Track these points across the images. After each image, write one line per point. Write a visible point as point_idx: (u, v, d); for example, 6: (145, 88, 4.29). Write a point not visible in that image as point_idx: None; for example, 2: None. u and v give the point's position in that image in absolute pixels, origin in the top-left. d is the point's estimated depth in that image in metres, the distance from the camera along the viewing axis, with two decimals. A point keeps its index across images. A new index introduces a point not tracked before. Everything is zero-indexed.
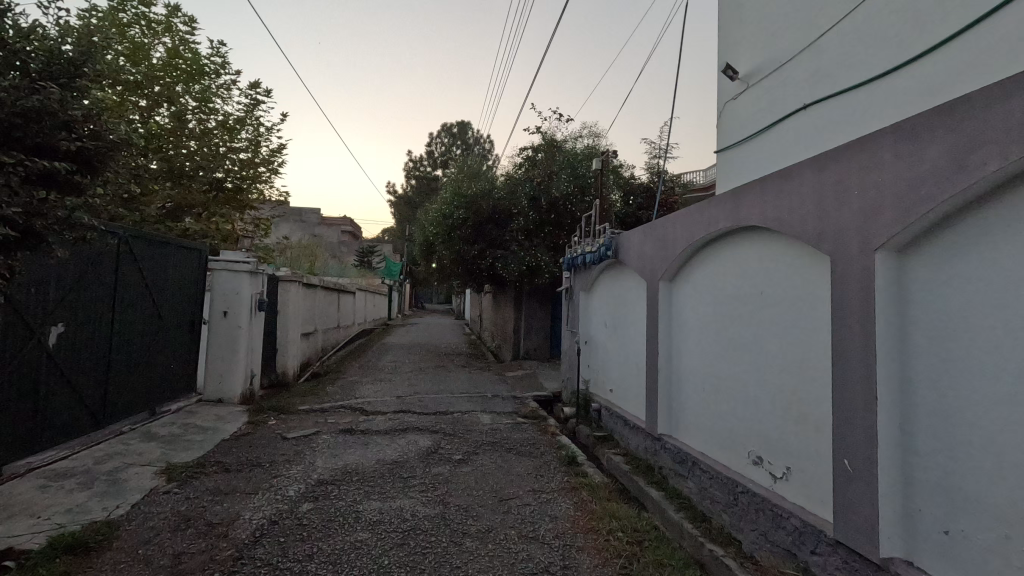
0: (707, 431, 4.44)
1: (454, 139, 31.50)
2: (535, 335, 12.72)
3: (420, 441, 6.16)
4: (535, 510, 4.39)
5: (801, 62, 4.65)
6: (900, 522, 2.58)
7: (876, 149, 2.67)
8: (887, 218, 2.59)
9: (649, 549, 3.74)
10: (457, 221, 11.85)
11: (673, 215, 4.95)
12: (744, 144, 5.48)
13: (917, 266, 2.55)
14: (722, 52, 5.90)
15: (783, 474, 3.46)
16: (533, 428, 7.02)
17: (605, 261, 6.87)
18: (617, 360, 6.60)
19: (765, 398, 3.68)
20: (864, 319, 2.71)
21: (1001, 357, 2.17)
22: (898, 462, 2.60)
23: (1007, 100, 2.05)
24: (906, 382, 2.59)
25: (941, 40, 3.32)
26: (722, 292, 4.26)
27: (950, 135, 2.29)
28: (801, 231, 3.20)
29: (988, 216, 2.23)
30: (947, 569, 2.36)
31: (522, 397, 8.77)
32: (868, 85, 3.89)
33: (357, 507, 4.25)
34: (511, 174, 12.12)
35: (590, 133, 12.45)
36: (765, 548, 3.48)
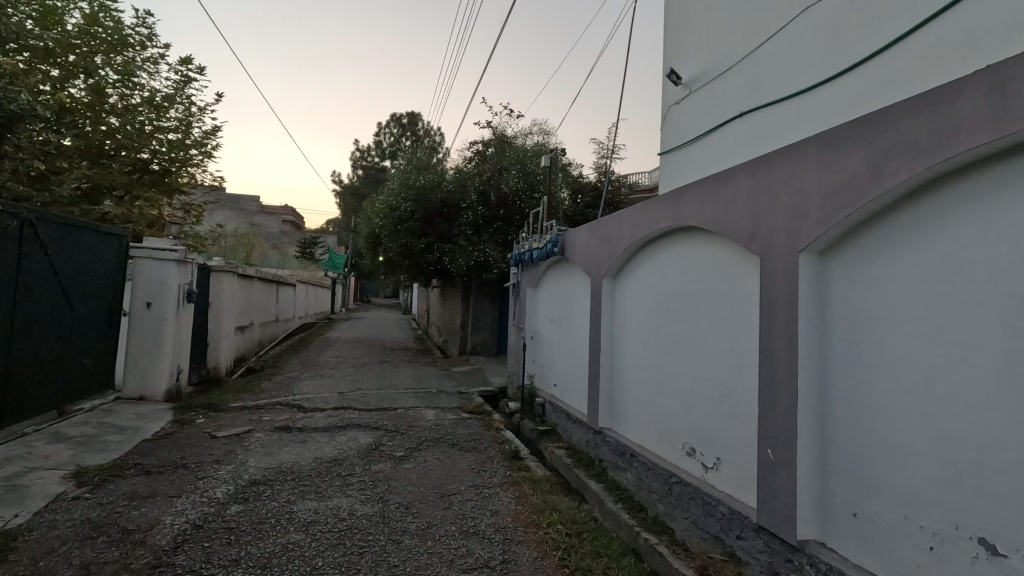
0: (645, 424, 4.58)
1: (404, 130, 30.73)
2: (482, 330, 12.73)
3: (361, 438, 6.00)
4: (477, 505, 4.38)
5: (740, 72, 4.85)
6: (816, 506, 2.77)
7: (803, 157, 2.84)
8: (811, 222, 2.75)
9: (588, 540, 3.82)
10: (404, 213, 11.63)
11: (618, 214, 5.08)
12: (686, 148, 5.66)
13: (836, 268, 2.73)
14: (667, 57, 6.08)
15: (714, 464, 3.63)
16: (477, 423, 7.01)
17: (551, 258, 6.94)
18: (562, 355, 6.69)
19: (700, 392, 3.83)
20: (789, 316, 2.87)
21: (905, 353, 2.36)
22: (816, 451, 2.78)
23: (916, 115, 2.24)
24: (824, 376, 2.78)
25: (868, 56, 3.54)
26: (662, 290, 4.40)
27: (866, 147, 2.47)
28: (734, 232, 3.35)
29: (898, 222, 2.42)
30: (855, 548, 2.56)
31: (467, 392, 8.75)
32: (801, 96, 4.10)
33: (291, 508, 4.08)
34: (461, 167, 12.01)
35: (540, 130, 12.54)
36: (696, 535, 3.65)
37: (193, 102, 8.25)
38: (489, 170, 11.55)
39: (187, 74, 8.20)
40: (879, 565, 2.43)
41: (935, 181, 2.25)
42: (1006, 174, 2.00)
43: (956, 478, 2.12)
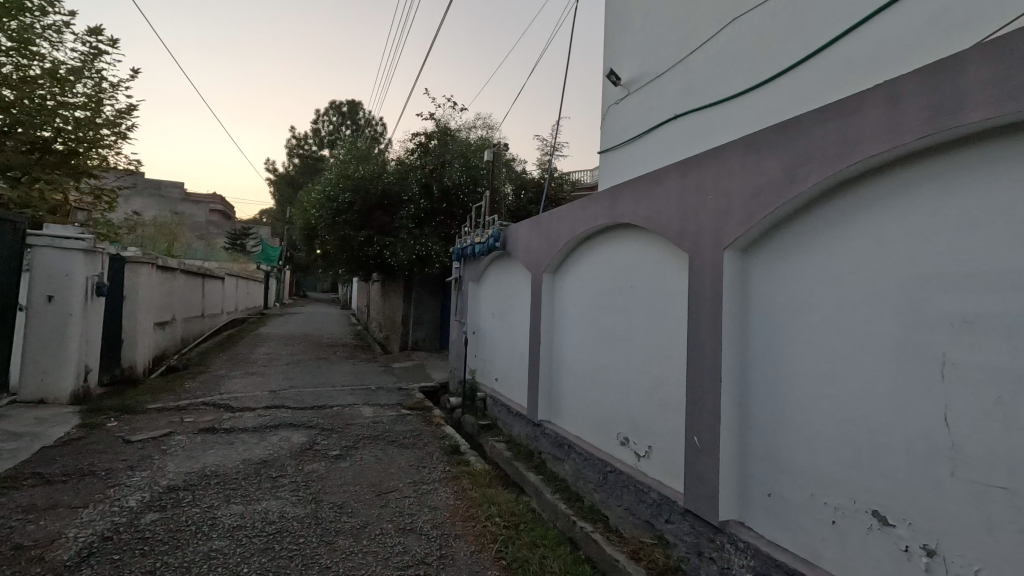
0: (582, 415, 4.69)
1: (345, 118, 29.42)
2: (424, 325, 12.57)
3: (294, 438, 5.76)
4: (414, 502, 4.33)
5: (675, 76, 5.04)
6: (736, 488, 2.95)
7: (727, 159, 3.00)
8: (734, 221, 2.91)
9: (525, 531, 3.87)
10: (342, 204, 11.23)
11: (558, 210, 5.15)
12: (625, 147, 5.81)
13: (756, 265, 2.90)
14: (607, 58, 6.21)
15: (645, 452, 3.78)
16: (417, 419, 6.92)
17: (492, 253, 6.95)
18: (503, 349, 6.73)
19: (634, 384, 3.96)
20: (713, 311, 3.03)
21: (814, 344, 2.55)
22: (737, 437, 2.96)
23: (825, 122, 2.41)
24: (745, 365, 2.95)
25: (791, 65, 3.76)
26: (599, 285, 4.51)
27: (783, 152, 2.64)
28: (666, 229, 3.49)
29: (811, 221, 2.59)
30: (769, 525, 2.75)
31: (408, 388, 8.62)
32: (731, 100, 4.31)
33: (214, 513, 3.85)
34: (403, 159, 11.76)
35: (484, 125, 12.49)
36: (628, 522, 3.79)
37: (104, 77, 7.54)
38: (431, 162, 11.39)
39: (97, 45, 7.47)
40: (790, 541, 2.63)
41: (843, 185, 2.43)
42: (902, 179, 2.18)
43: (855, 457, 2.32)
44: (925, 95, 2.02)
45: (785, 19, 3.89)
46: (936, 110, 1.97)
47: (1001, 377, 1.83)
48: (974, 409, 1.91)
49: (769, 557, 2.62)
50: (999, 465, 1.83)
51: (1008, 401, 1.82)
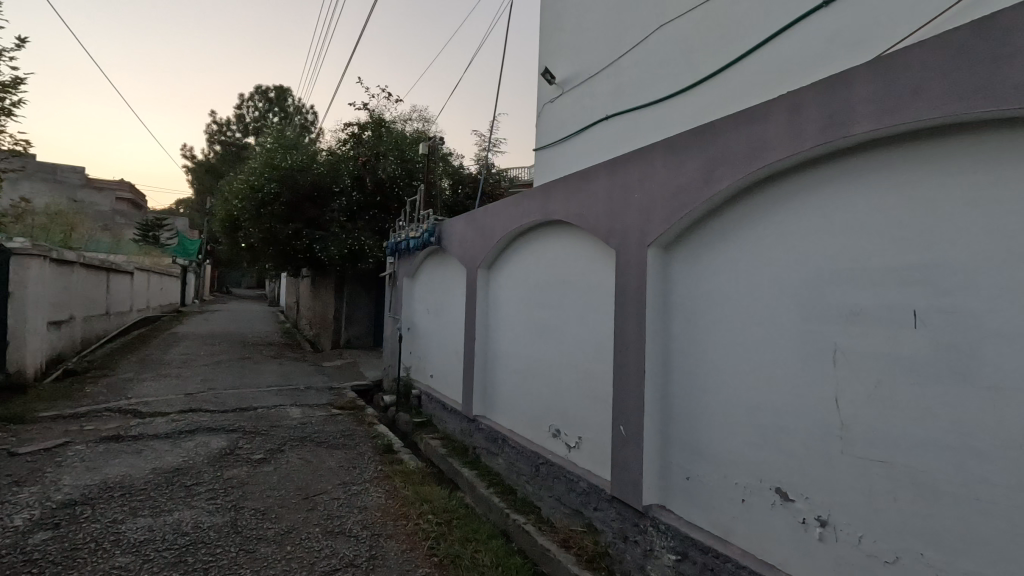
0: (516, 409, 4.75)
1: (272, 104, 27.84)
2: (358, 322, 12.20)
3: (212, 443, 5.41)
4: (343, 503, 4.20)
5: (606, 78, 5.19)
6: (658, 474, 3.10)
7: (651, 160, 3.13)
8: (657, 219, 3.04)
9: (457, 526, 3.86)
10: (268, 195, 10.65)
11: (492, 206, 5.17)
12: (558, 146, 5.91)
13: (677, 261, 3.06)
14: (542, 56, 6.29)
15: (576, 443, 3.89)
16: (349, 419, 6.71)
17: (427, 248, 6.86)
18: (437, 345, 6.67)
19: (565, 377, 4.05)
20: (638, 306, 3.15)
21: (727, 336, 2.72)
22: (659, 426, 3.11)
23: (738, 127, 2.58)
24: (666, 357, 3.10)
25: (712, 73, 3.97)
26: (532, 281, 4.58)
27: (701, 155, 2.79)
28: (595, 226, 3.59)
29: (724, 220, 2.76)
30: (687, 507, 2.92)
31: (339, 387, 8.34)
32: (656, 105, 4.49)
33: (118, 528, 3.54)
34: (334, 149, 11.33)
35: (420, 117, 12.33)
36: (559, 511, 3.89)
37: None
38: (364, 154, 11.05)
39: None
40: (705, 521, 2.80)
41: (753, 187, 2.61)
42: (803, 182, 2.37)
43: (761, 440, 2.51)
44: (822, 106, 2.20)
45: (706, 29, 4.10)
46: (830, 120, 2.16)
47: (880, 363, 2.05)
48: (858, 392, 2.12)
49: (688, 537, 2.79)
50: (878, 441, 2.05)
51: (886, 384, 2.03)
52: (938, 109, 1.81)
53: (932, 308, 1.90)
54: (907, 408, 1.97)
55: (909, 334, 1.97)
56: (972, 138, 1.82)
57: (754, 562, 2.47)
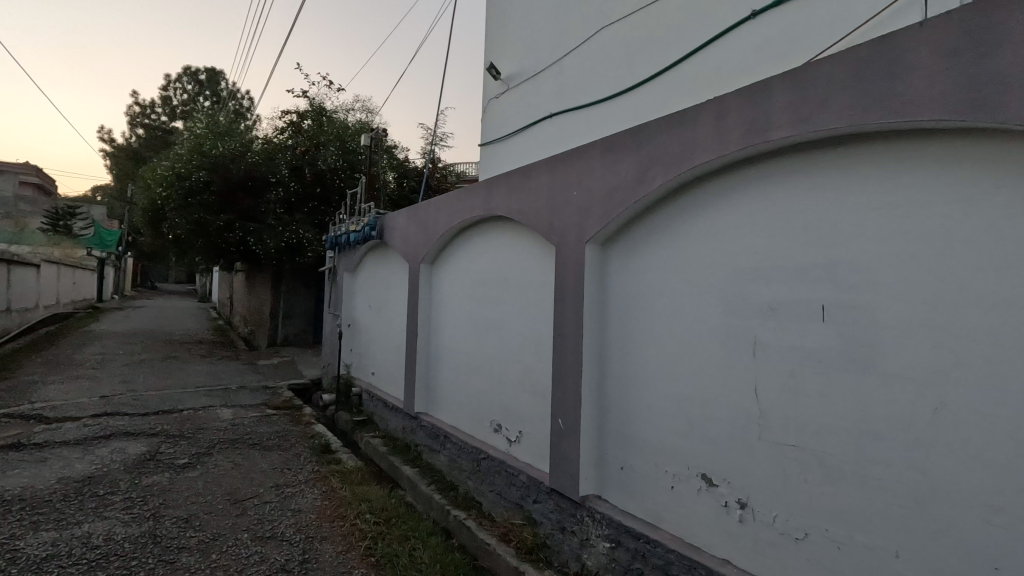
0: (458, 405, 4.72)
1: (203, 87, 26.21)
2: (296, 318, 11.73)
3: (130, 448, 5.03)
4: (276, 507, 4.03)
5: (550, 76, 5.25)
6: (594, 466, 3.19)
7: (590, 158, 3.19)
8: (595, 216, 3.11)
9: (396, 525, 3.80)
10: (196, 183, 10.00)
11: (435, 200, 5.10)
12: (503, 142, 5.91)
13: (614, 258, 3.14)
14: (488, 51, 6.28)
15: (516, 437, 3.92)
16: (284, 419, 6.43)
17: (368, 242, 6.69)
18: (379, 342, 6.53)
19: (507, 372, 4.07)
20: (577, 301, 3.22)
21: (659, 330, 2.82)
22: (596, 418, 3.19)
23: (670, 130, 2.67)
24: (603, 351, 3.18)
25: (650, 76, 4.10)
26: (475, 277, 4.56)
27: (636, 154, 2.87)
28: (536, 222, 3.62)
29: (657, 219, 2.86)
30: (621, 495, 3.01)
31: (274, 386, 7.98)
32: (598, 105, 4.59)
33: (15, 545, 3.22)
34: (271, 137, 10.81)
35: (363, 108, 12.00)
36: (500, 505, 3.91)
37: None
38: (303, 143, 10.60)
39: None
40: (638, 508, 2.90)
41: (684, 187, 2.71)
42: (728, 184, 2.50)
43: (688, 429, 2.63)
44: (745, 113, 2.32)
45: (644, 34, 4.23)
46: (752, 126, 2.28)
47: (794, 354, 2.19)
48: (775, 381, 2.26)
49: (621, 525, 2.88)
50: (792, 427, 2.20)
51: (798, 374, 2.18)
52: (844, 119, 1.96)
53: (838, 303, 2.06)
54: (816, 395, 2.12)
55: (818, 327, 2.12)
56: (872, 147, 1.98)
57: (682, 546, 2.59)
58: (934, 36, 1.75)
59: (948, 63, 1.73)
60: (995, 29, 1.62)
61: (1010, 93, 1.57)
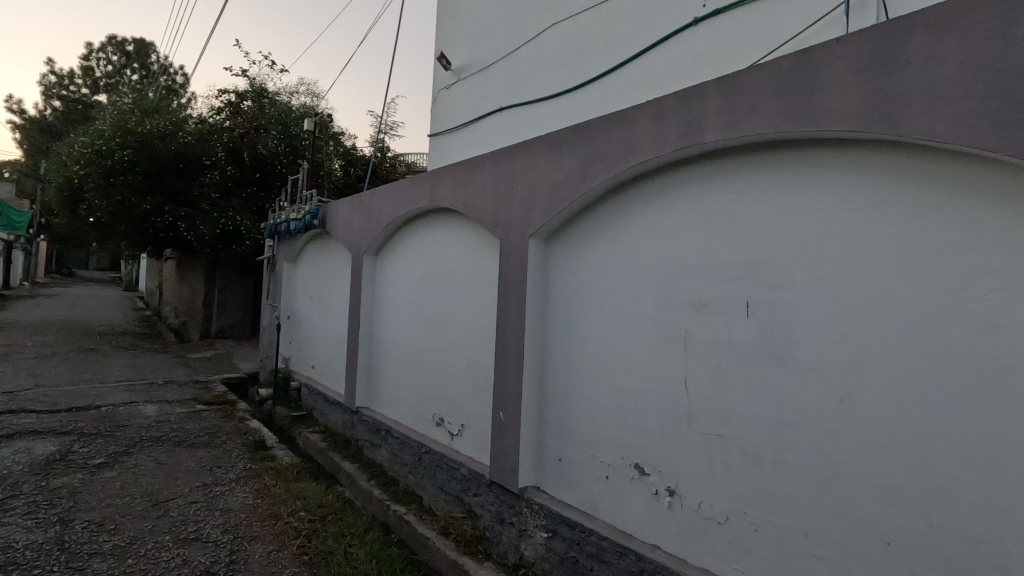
0: (401, 399, 4.66)
1: (130, 59, 24.30)
2: (232, 309, 11.15)
3: (36, 448, 4.62)
4: (202, 507, 3.82)
5: (500, 70, 5.22)
6: (534, 458, 3.23)
7: (534, 153, 3.21)
8: (538, 211, 3.13)
9: (332, 521, 3.70)
10: (120, 162, 9.27)
11: (379, 189, 4.97)
12: (453, 133, 5.85)
13: (556, 252, 3.18)
14: (439, 40, 6.17)
15: (458, 431, 3.91)
16: (215, 415, 6.11)
17: (310, 231, 6.45)
18: (320, 335, 6.32)
19: (450, 365, 4.04)
20: (519, 295, 3.24)
21: (598, 324, 2.89)
22: (536, 411, 3.23)
23: (611, 128, 2.73)
24: (544, 345, 3.22)
25: (598, 75, 4.16)
26: (419, 269, 4.49)
27: (579, 151, 2.91)
28: (481, 215, 3.61)
29: (599, 216, 2.91)
30: (558, 487, 3.07)
31: (206, 380, 7.56)
32: (547, 101, 4.61)
33: None
34: (205, 117, 10.17)
35: (307, 91, 11.53)
36: (440, 499, 3.90)
37: None
38: (242, 125, 10.06)
39: None
40: (574, 498, 2.97)
41: (624, 186, 2.78)
42: (665, 184, 2.58)
43: (623, 420, 2.72)
44: (682, 115, 2.40)
45: (594, 32, 4.27)
46: (687, 128, 2.37)
47: (721, 348, 2.30)
48: (703, 374, 2.37)
49: (558, 515, 2.94)
50: (718, 418, 2.31)
51: (724, 367, 2.29)
52: (769, 126, 2.08)
53: (761, 300, 2.18)
54: (740, 387, 2.24)
55: (743, 323, 2.23)
56: (792, 154, 2.10)
57: (615, 534, 2.67)
58: (849, 52, 1.87)
59: (859, 79, 1.85)
60: (900, 49, 1.75)
61: (911, 109, 1.71)
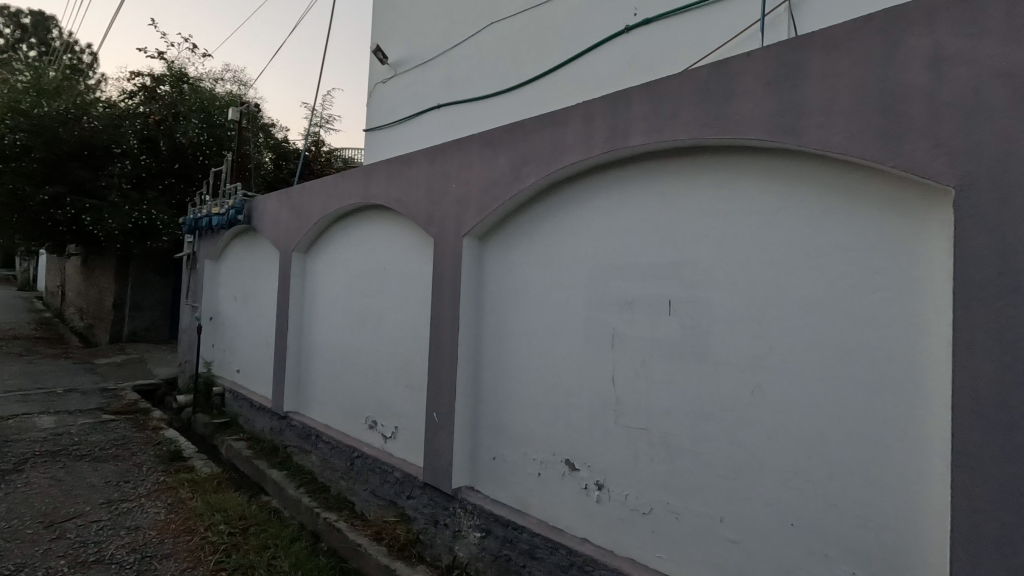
0: (332, 402, 4.49)
1: (26, 33, 21.97)
2: (147, 310, 10.32)
3: None
4: (105, 526, 3.51)
5: (438, 67, 5.15)
6: (468, 458, 3.21)
7: (468, 151, 3.19)
8: (472, 210, 3.11)
9: (255, 533, 3.51)
10: (12, 147, 8.34)
11: (309, 184, 4.77)
12: (389, 129, 5.70)
13: (490, 252, 3.18)
14: (375, 34, 6.01)
15: (392, 433, 3.82)
16: (125, 425, 5.63)
17: (234, 227, 6.08)
18: (245, 337, 5.98)
19: (383, 366, 3.94)
20: (453, 295, 3.21)
21: (531, 323, 2.91)
22: (470, 410, 3.21)
23: (543, 129, 2.76)
24: (479, 344, 3.21)
25: (535, 76, 4.19)
26: (351, 267, 4.35)
27: (512, 151, 2.92)
28: (414, 213, 3.54)
29: (531, 216, 2.94)
30: (492, 486, 3.07)
31: (116, 388, 6.96)
32: (485, 99, 4.60)
33: None
34: (115, 101, 9.35)
35: (233, 79, 10.89)
36: (373, 504, 3.79)
37: None
38: (158, 111, 9.33)
39: None
40: (507, 497, 2.98)
41: (555, 186, 2.82)
42: (593, 185, 2.65)
43: (554, 417, 2.76)
44: (610, 118, 2.46)
45: (531, 34, 4.29)
46: (614, 132, 2.44)
47: (646, 345, 2.39)
48: (629, 370, 2.45)
49: (491, 514, 2.93)
50: (643, 412, 2.39)
51: (648, 363, 2.38)
52: (689, 132, 2.18)
53: (681, 298, 2.28)
54: (663, 382, 2.33)
55: (666, 320, 2.33)
56: (709, 160, 2.22)
57: (546, 529, 2.71)
58: (759, 66, 1.99)
59: (767, 91, 1.98)
60: (801, 66, 1.89)
61: (811, 121, 1.85)
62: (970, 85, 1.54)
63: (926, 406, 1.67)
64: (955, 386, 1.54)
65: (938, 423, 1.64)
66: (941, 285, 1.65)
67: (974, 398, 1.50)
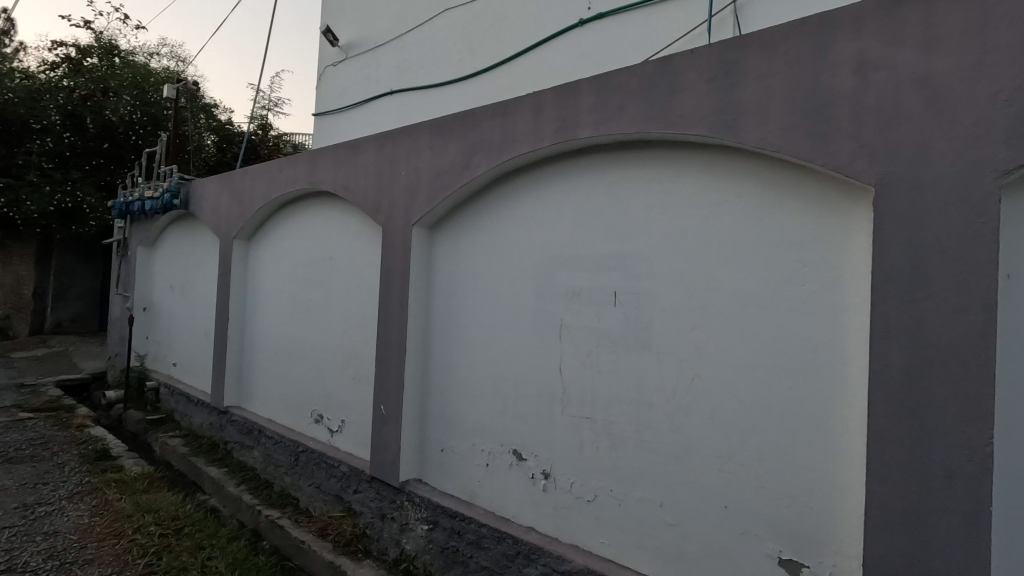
0: (275, 396, 4.32)
1: None
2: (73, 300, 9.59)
3: None
4: (17, 533, 3.24)
5: (391, 52, 5.00)
6: (416, 450, 3.17)
7: (418, 138, 3.12)
8: (422, 198, 3.06)
9: (189, 534, 3.34)
10: None
11: (251, 168, 4.55)
12: (339, 113, 5.50)
13: (440, 241, 3.13)
14: (325, 14, 5.77)
15: (338, 427, 3.73)
16: (46, 423, 5.22)
17: (169, 212, 5.73)
18: (182, 329, 5.66)
19: (330, 358, 3.82)
20: (402, 285, 3.15)
21: (480, 314, 2.89)
22: (418, 402, 3.17)
23: (493, 118, 2.73)
24: (428, 335, 3.17)
25: (490, 66, 4.13)
26: (297, 256, 4.19)
27: (462, 139, 2.88)
28: (362, 200, 3.45)
29: (481, 206, 2.91)
30: (440, 478, 3.05)
31: (36, 383, 6.44)
32: (440, 86, 4.51)
33: None
34: (35, 72, 8.61)
35: (171, 55, 10.25)
36: (318, 499, 3.69)
37: None
38: (84, 85, 8.65)
39: None
40: (455, 488, 2.97)
41: (505, 176, 2.80)
42: (543, 177, 2.64)
43: (502, 407, 2.76)
44: (559, 110, 2.47)
45: (486, 22, 4.23)
46: (563, 123, 2.44)
47: (591, 335, 2.43)
48: (575, 361, 2.48)
49: (439, 506, 2.91)
50: (588, 402, 2.43)
51: (593, 354, 2.42)
52: (634, 125, 2.21)
53: (625, 290, 2.32)
54: (608, 372, 2.37)
55: (611, 311, 2.37)
56: (655, 154, 2.25)
57: (493, 520, 2.71)
58: (701, 63, 2.04)
59: (708, 88, 2.03)
60: (741, 64, 1.95)
61: (748, 119, 1.91)
62: (890, 90, 1.64)
63: (846, 393, 1.78)
64: (871, 374, 1.65)
65: (856, 408, 1.75)
66: (861, 278, 1.75)
67: (887, 385, 1.61)
